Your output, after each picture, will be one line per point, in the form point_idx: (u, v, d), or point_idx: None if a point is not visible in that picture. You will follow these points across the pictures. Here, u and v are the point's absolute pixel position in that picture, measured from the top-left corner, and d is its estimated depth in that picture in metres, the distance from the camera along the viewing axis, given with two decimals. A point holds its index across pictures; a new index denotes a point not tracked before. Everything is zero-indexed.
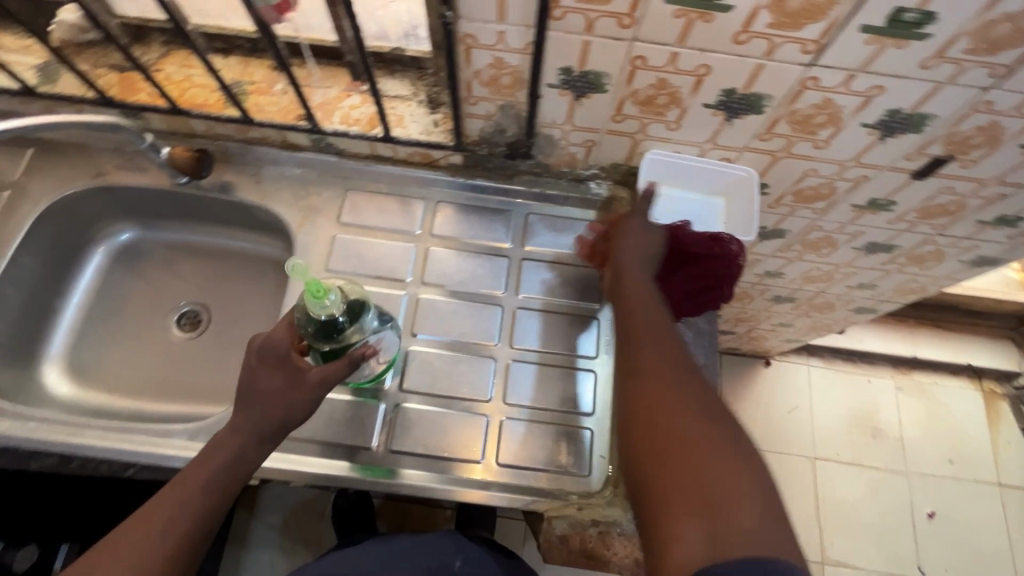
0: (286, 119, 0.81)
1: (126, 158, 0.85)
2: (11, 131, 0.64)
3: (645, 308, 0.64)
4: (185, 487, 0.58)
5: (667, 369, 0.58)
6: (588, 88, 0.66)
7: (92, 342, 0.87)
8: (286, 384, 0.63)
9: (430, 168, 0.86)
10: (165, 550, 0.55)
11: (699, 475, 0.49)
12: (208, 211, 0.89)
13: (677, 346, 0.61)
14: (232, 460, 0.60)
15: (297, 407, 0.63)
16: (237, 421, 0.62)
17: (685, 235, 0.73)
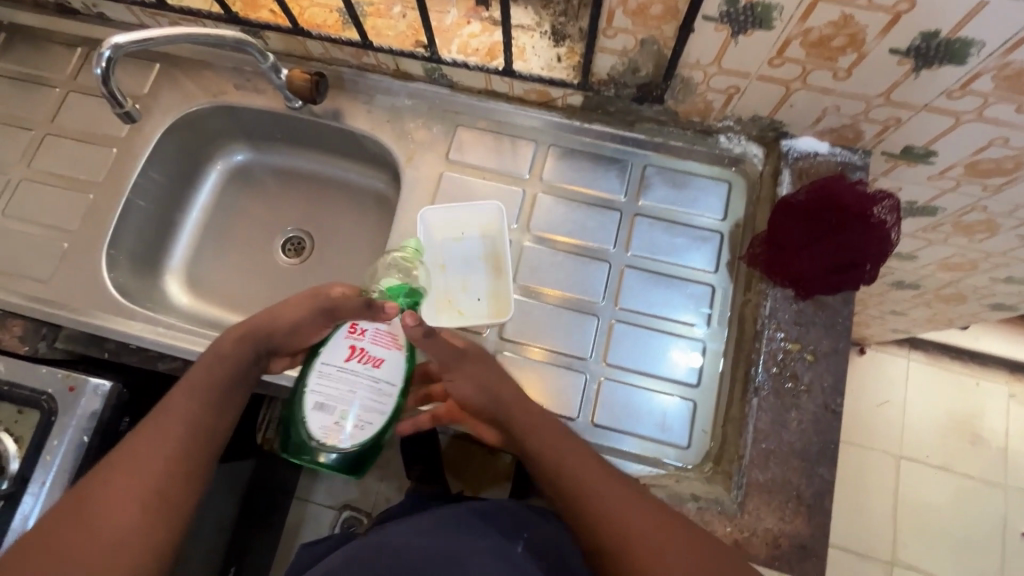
0: (404, 45, 0.77)
1: (246, 78, 0.86)
2: (148, 40, 0.64)
3: (484, 375, 0.64)
4: (176, 393, 0.60)
5: (578, 459, 0.59)
6: (751, 24, 0.57)
7: (208, 258, 0.91)
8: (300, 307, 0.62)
9: (545, 108, 0.81)
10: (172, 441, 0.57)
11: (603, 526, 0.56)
12: (317, 138, 0.89)
13: (528, 404, 0.63)
14: (224, 363, 0.61)
15: (297, 315, 0.62)
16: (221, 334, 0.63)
17: (832, 194, 0.67)
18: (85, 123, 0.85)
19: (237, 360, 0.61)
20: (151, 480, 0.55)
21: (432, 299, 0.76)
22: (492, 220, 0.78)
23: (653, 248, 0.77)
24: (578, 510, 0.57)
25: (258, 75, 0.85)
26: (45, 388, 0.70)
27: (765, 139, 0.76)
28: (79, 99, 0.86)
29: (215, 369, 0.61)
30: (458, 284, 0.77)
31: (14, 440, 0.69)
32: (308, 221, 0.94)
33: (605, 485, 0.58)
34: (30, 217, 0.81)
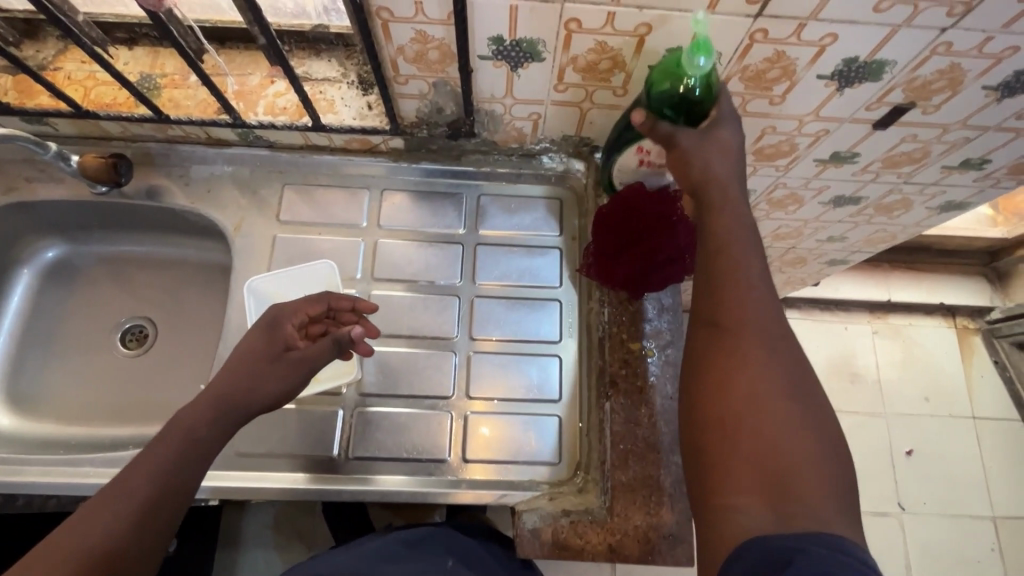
0: (206, 113, 0.74)
1: (39, 169, 0.78)
2: None
3: (726, 185, 0.53)
4: (136, 464, 0.49)
5: (743, 234, 0.51)
6: (523, 57, 0.60)
7: (33, 370, 0.82)
8: (271, 373, 0.58)
9: (371, 154, 0.80)
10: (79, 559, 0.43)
11: (726, 401, 0.45)
12: (138, 219, 0.83)
13: (746, 231, 0.51)
14: (193, 435, 0.52)
15: (269, 380, 0.58)
16: (187, 411, 0.53)
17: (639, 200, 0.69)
18: None
19: (202, 437, 0.53)
20: None
21: None
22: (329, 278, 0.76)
23: (498, 274, 0.78)
24: (710, 296, 0.50)
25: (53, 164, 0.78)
26: None
27: (582, 155, 0.79)
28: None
29: (166, 459, 0.50)
30: None
31: None
32: (146, 309, 0.87)
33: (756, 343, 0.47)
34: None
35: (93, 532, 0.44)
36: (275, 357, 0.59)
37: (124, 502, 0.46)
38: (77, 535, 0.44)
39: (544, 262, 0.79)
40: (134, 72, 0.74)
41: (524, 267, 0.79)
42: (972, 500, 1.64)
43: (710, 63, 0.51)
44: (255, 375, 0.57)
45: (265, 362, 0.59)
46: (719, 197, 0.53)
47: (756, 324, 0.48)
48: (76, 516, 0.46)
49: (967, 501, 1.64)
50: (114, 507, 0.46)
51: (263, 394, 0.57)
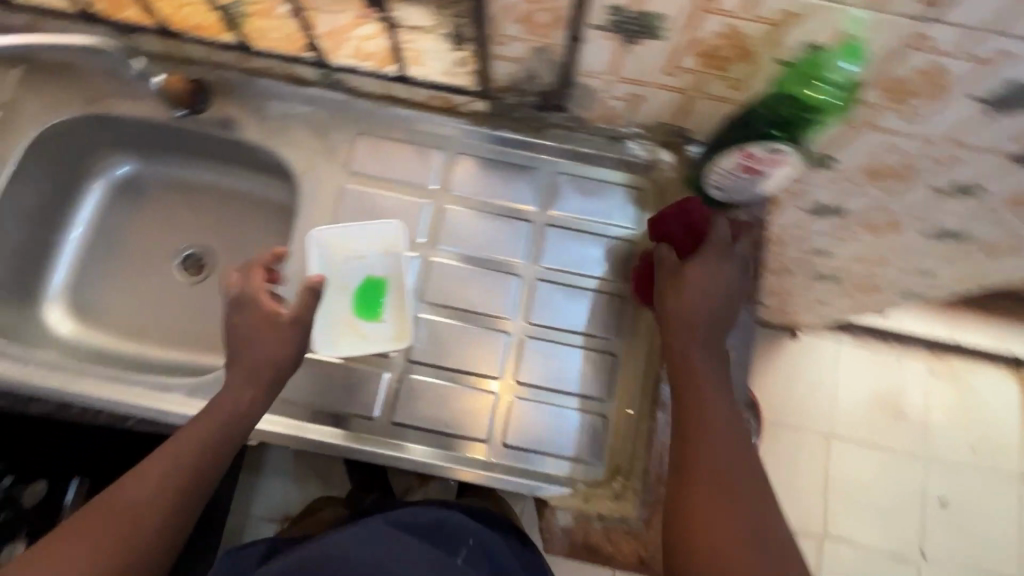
0: (292, 48, 0.71)
1: (119, 83, 0.77)
2: None
3: (702, 318, 0.62)
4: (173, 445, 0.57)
5: (710, 365, 0.61)
6: (639, 32, 0.54)
7: (95, 282, 0.84)
8: (269, 337, 0.63)
9: (450, 113, 0.76)
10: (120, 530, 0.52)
11: (701, 517, 0.53)
12: (209, 147, 0.82)
13: (705, 364, 0.61)
14: (236, 410, 0.60)
15: (280, 350, 0.62)
16: (231, 387, 0.61)
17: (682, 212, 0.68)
18: None
19: (247, 412, 0.61)
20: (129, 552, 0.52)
21: (327, 323, 0.71)
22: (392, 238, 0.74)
23: (563, 259, 0.75)
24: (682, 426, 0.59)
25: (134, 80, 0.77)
26: None
27: (672, 146, 0.73)
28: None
29: (213, 429, 0.59)
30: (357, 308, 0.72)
31: None
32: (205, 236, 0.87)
33: (713, 453, 0.56)
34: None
35: (131, 504, 0.54)
36: (281, 322, 0.63)
37: (179, 461, 0.56)
38: (139, 482, 0.54)
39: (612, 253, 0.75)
40: None
41: (591, 256, 0.75)
42: (999, 560, 1.56)
43: (853, 68, 0.51)
44: (259, 339, 0.62)
45: (267, 326, 0.63)
46: (686, 316, 0.63)
47: (714, 427, 0.57)
48: (142, 467, 0.56)
49: (994, 560, 1.57)
50: (168, 467, 0.56)
51: (280, 356, 0.62)
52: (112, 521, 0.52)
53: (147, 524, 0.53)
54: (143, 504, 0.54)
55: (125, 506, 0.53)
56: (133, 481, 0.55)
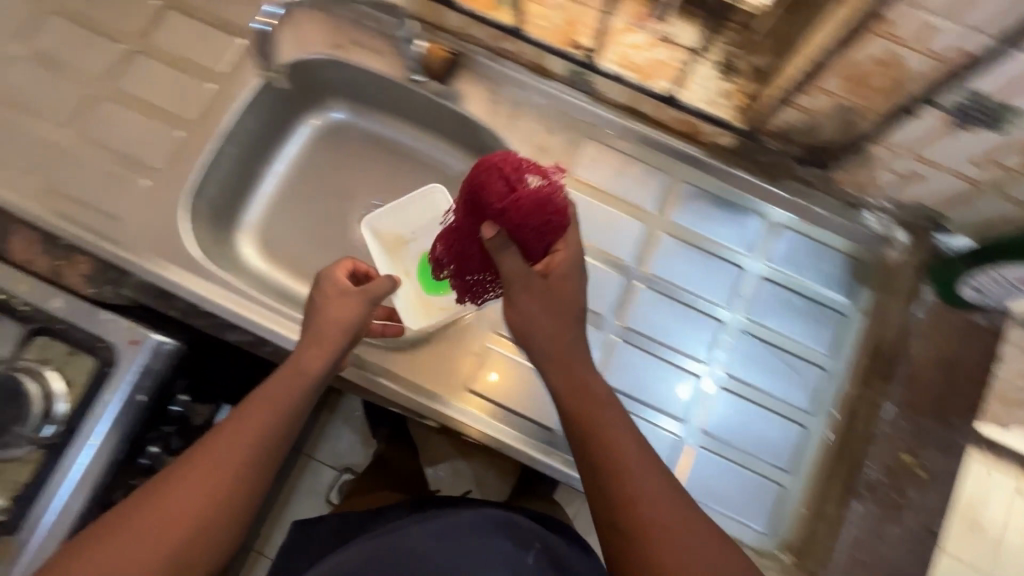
0: (560, 42, 0.69)
1: (366, 34, 0.77)
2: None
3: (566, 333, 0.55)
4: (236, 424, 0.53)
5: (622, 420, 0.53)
6: (980, 120, 0.49)
7: (284, 220, 0.84)
8: (348, 301, 0.59)
9: (688, 140, 0.74)
10: (192, 509, 0.50)
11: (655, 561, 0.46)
12: (430, 115, 0.81)
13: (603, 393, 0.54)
14: (300, 385, 0.56)
15: (349, 316, 0.59)
16: (300, 359, 0.57)
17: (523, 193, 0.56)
18: (183, 49, 0.77)
19: (306, 384, 0.56)
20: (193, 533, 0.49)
21: None
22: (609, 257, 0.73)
23: (771, 316, 0.72)
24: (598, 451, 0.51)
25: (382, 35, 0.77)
26: (103, 337, 0.68)
27: (916, 226, 0.69)
28: (178, 17, 0.77)
29: (276, 408, 0.55)
30: None
31: (64, 383, 0.69)
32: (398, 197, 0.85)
33: (655, 504, 0.48)
34: (115, 143, 0.74)
35: (189, 494, 0.50)
36: (358, 291, 0.60)
37: (236, 447, 0.52)
38: (202, 480, 0.50)
39: (821, 321, 0.72)
40: None
41: (799, 318, 0.72)
42: None
43: None
44: (332, 307, 0.59)
45: (337, 298, 0.59)
46: (527, 329, 0.55)
47: (613, 428, 0.52)
48: (203, 447, 0.52)
49: None
50: (240, 457, 0.52)
51: (354, 318, 0.59)
52: (188, 506, 0.50)
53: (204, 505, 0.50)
54: (208, 483, 0.51)
55: (185, 498, 0.50)
56: (197, 467, 0.51)
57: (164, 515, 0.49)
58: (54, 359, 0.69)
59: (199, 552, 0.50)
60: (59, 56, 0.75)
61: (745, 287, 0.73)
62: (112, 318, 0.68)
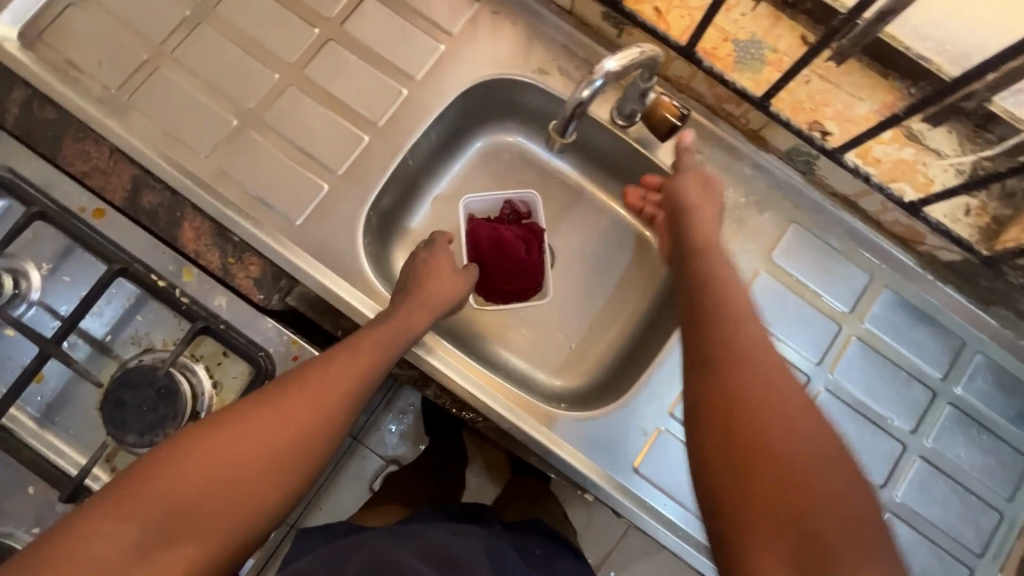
0: (803, 122, 0.65)
1: (575, 65, 0.72)
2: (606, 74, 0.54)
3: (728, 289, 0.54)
4: (311, 369, 0.54)
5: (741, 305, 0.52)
6: None
7: (440, 240, 0.79)
8: (447, 286, 0.68)
9: (902, 245, 0.69)
10: (278, 447, 0.49)
11: (742, 418, 0.44)
12: (617, 160, 0.76)
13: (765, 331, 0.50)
14: (390, 342, 0.59)
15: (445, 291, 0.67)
16: (393, 319, 0.61)
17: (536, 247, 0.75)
18: (376, 44, 0.71)
19: (400, 343, 0.60)
20: (266, 470, 0.48)
21: None
22: (793, 353, 0.69)
23: (956, 448, 0.67)
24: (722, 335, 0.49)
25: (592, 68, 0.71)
26: (264, 345, 0.63)
27: None
28: (376, 7, 0.71)
29: (365, 371, 0.56)
30: None
31: (213, 384, 0.64)
32: (566, 242, 0.80)
33: (751, 369, 0.46)
34: (298, 137, 0.69)
35: (274, 429, 0.50)
36: (455, 271, 0.70)
37: (318, 399, 0.53)
38: (286, 424, 0.50)
39: (1009, 464, 0.67)
40: (749, 31, 0.64)
41: (984, 455, 0.67)
42: None
43: None
44: (437, 286, 0.67)
45: (444, 279, 0.68)
46: (714, 277, 0.55)
47: (755, 347, 0.48)
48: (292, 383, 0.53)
49: None
50: (325, 407, 0.53)
51: (444, 300, 0.67)
52: (273, 441, 0.49)
53: (289, 449, 0.50)
54: (304, 418, 0.51)
55: (253, 428, 0.49)
56: (296, 406, 0.51)
57: (253, 445, 0.48)
58: (208, 359, 0.64)
59: (266, 490, 0.48)
60: (249, 33, 0.70)
61: (931, 411, 0.68)
62: (275, 329, 0.63)
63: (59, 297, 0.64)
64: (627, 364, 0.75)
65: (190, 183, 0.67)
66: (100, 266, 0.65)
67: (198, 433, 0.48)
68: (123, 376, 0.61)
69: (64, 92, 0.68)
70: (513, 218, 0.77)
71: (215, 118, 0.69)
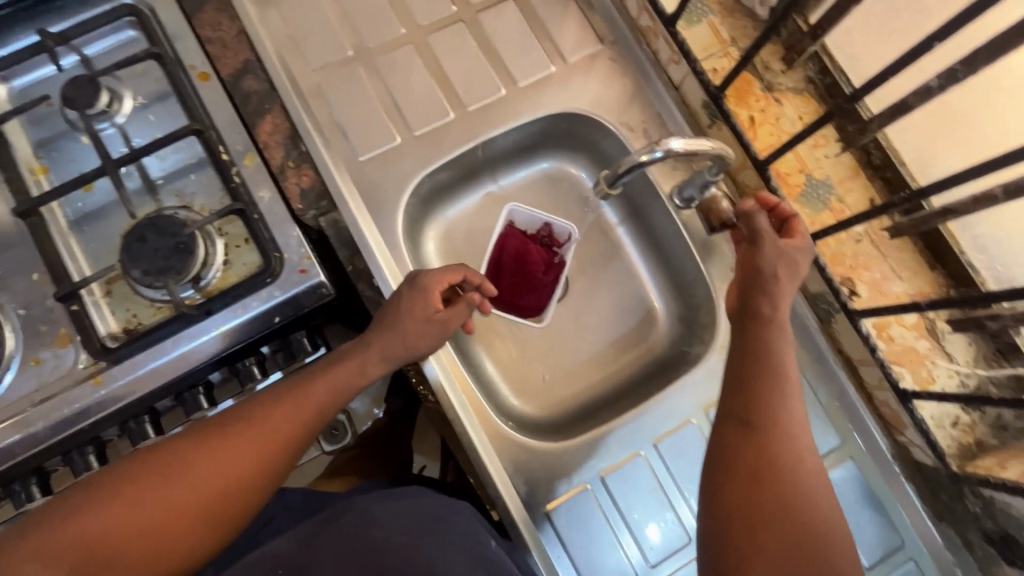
0: (837, 274, 0.66)
1: (659, 134, 0.76)
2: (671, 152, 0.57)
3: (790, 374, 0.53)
4: (303, 381, 0.57)
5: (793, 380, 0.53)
6: None
7: (474, 231, 0.83)
8: (428, 329, 0.64)
9: (884, 427, 0.69)
10: (267, 448, 0.53)
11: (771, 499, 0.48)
12: (661, 234, 0.79)
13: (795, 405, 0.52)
14: (348, 386, 0.59)
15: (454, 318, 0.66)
16: (358, 357, 0.61)
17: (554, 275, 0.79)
18: (498, 40, 0.76)
19: (356, 385, 0.60)
20: (260, 466, 0.53)
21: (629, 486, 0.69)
22: None
23: None
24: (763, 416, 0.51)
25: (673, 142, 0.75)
26: (281, 249, 0.67)
27: None
28: (512, 11, 0.77)
29: (314, 412, 0.56)
30: (661, 497, 0.69)
31: (223, 261, 0.69)
32: (583, 284, 0.82)
33: (788, 458, 0.50)
34: (395, 88, 0.75)
35: (267, 430, 0.54)
36: (434, 318, 0.65)
37: (306, 403, 0.56)
38: (279, 426, 0.54)
39: None
40: (825, 172, 0.67)
41: None
42: None
43: None
44: (414, 330, 0.63)
45: (422, 322, 0.64)
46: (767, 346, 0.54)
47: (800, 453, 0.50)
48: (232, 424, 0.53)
49: None
50: (280, 436, 0.54)
51: (421, 349, 0.64)
52: (263, 445, 0.53)
53: (278, 451, 0.54)
54: (290, 426, 0.55)
55: (243, 436, 0.53)
56: (233, 445, 0.52)
57: (241, 451, 0.52)
58: (229, 237, 0.69)
59: (261, 483, 0.53)
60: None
61: None
62: (296, 238, 0.68)
63: (136, 129, 0.70)
64: (584, 419, 0.77)
65: (288, 85, 0.73)
66: (182, 120, 0.71)
67: (186, 443, 0.51)
68: (156, 221, 0.66)
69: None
70: (545, 243, 0.81)
71: (335, 42, 0.75)
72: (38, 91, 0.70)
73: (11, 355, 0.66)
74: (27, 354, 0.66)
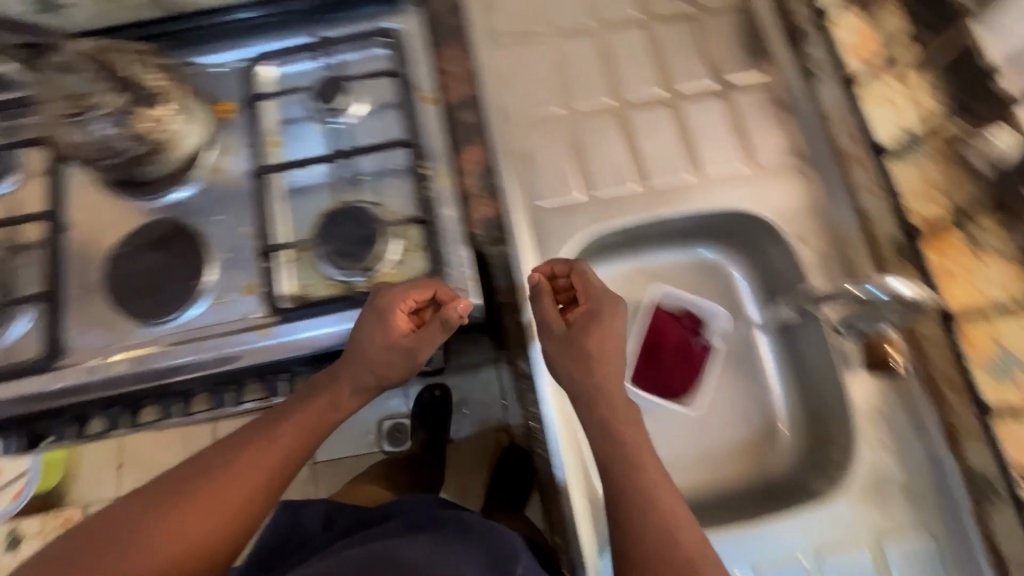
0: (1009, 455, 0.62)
1: (836, 256, 0.75)
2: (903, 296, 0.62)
3: (639, 480, 0.62)
4: (274, 421, 0.67)
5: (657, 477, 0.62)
6: None
7: (614, 296, 0.84)
8: (392, 358, 0.69)
9: None
10: (263, 475, 0.63)
11: None
12: (807, 354, 0.77)
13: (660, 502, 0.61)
14: (318, 424, 0.68)
15: (397, 365, 0.70)
16: (328, 392, 0.69)
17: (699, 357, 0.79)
18: (695, 129, 0.79)
19: (333, 418, 0.69)
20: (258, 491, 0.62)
21: None
22: None
23: None
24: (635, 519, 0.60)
25: (847, 272, 0.74)
26: (448, 263, 0.73)
27: None
28: (715, 105, 0.80)
29: (295, 445, 0.66)
30: None
31: (395, 260, 0.75)
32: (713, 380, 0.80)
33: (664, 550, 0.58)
34: (589, 149, 0.79)
35: (261, 462, 0.63)
36: (387, 344, 0.68)
37: (280, 440, 0.66)
38: (270, 455, 0.64)
39: None
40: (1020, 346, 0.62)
41: None
42: None
43: None
44: (380, 363, 0.69)
45: (382, 350, 0.68)
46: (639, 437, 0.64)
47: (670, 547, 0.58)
48: (216, 465, 0.63)
49: None
50: (270, 466, 0.64)
51: (388, 375, 0.70)
52: (261, 471, 0.63)
53: (271, 475, 0.64)
54: (277, 456, 0.64)
55: (253, 468, 0.63)
56: (238, 474, 0.62)
57: (245, 477, 0.62)
58: (407, 241, 0.76)
59: (259, 502, 0.63)
60: (618, 61, 0.83)
61: None
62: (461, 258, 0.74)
63: (359, 129, 0.81)
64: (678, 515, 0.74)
65: (497, 125, 0.80)
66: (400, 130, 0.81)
67: (190, 480, 0.61)
68: (354, 210, 0.75)
69: (473, 14, 0.85)
70: (690, 327, 0.81)
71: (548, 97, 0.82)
72: (299, 81, 0.84)
73: (206, 289, 0.75)
74: (217, 291, 0.75)
